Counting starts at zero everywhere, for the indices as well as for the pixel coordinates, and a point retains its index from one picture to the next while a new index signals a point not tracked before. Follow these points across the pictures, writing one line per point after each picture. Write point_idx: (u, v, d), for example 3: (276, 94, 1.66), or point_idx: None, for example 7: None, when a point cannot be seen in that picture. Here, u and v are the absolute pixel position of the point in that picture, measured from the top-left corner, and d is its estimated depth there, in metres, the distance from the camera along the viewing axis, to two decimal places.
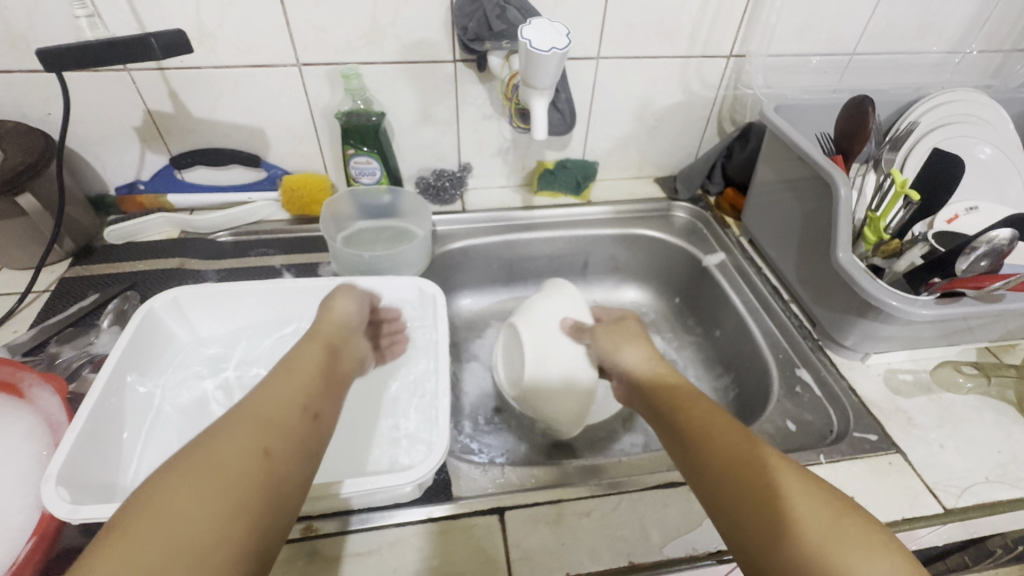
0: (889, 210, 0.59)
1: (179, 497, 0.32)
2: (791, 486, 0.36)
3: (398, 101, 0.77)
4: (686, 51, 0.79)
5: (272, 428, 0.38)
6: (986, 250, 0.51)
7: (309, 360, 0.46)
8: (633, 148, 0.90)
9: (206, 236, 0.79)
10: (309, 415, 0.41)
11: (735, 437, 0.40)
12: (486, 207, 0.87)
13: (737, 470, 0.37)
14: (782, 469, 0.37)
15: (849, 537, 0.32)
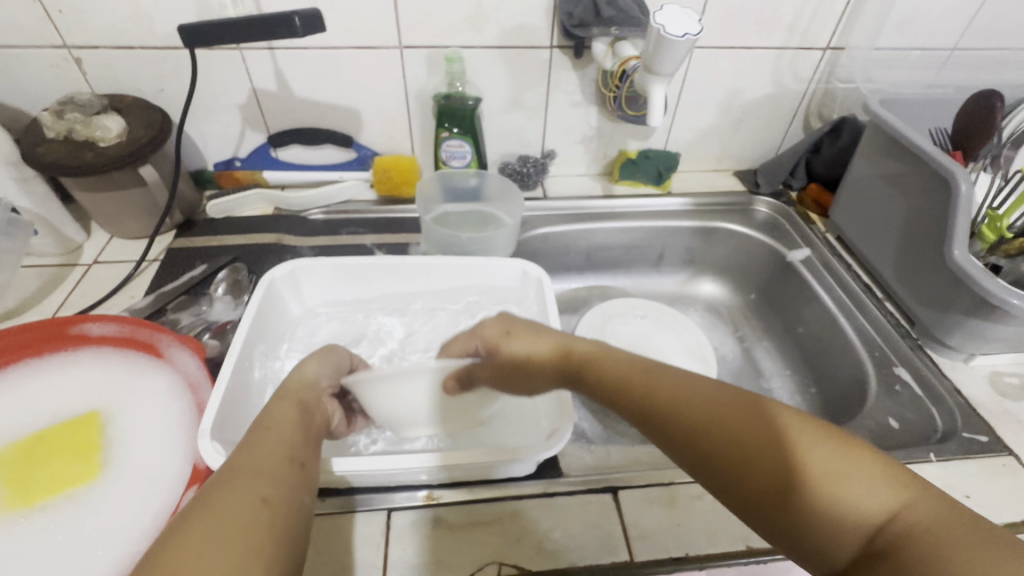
0: (1012, 209, 0.59)
1: (208, 524, 0.29)
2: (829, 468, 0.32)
3: (491, 86, 0.78)
4: (783, 42, 0.78)
5: (270, 469, 0.34)
6: None
7: (284, 408, 0.40)
8: (715, 140, 0.89)
9: (298, 214, 0.81)
10: (296, 462, 0.36)
11: (754, 421, 0.34)
12: (568, 195, 0.88)
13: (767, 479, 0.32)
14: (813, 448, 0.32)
15: (924, 509, 0.29)
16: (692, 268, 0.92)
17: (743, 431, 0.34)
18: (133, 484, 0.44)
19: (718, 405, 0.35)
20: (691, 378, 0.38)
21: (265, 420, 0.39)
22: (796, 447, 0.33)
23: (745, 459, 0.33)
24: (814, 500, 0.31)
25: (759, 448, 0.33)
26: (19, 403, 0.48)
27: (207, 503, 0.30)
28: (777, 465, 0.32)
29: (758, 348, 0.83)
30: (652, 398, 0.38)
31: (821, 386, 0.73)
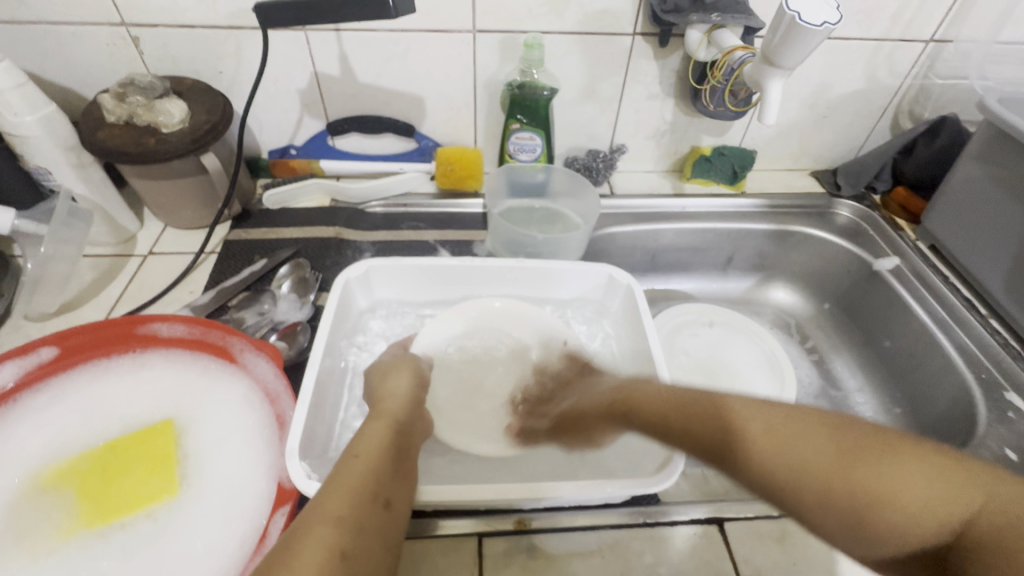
0: None
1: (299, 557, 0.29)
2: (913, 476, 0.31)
3: (565, 75, 0.73)
4: (883, 34, 0.72)
5: (359, 488, 0.35)
6: None
7: (371, 440, 0.40)
8: (795, 138, 0.84)
9: (356, 206, 0.77)
10: (379, 504, 0.35)
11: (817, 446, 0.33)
12: (636, 193, 0.83)
13: (819, 496, 0.32)
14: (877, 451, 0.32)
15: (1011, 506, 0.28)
16: (762, 273, 0.87)
17: (789, 445, 0.33)
18: (215, 503, 0.41)
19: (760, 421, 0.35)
20: (718, 399, 0.38)
21: (355, 441, 0.40)
22: (838, 454, 0.32)
23: (803, 481, 0.32)
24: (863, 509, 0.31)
25: (798, 469, 0.33)
26: (89, 409, 0.45)
27: (304, 520, 0.32)
28: (824, 476, 0.32)
29: (835, 360, 0.78)
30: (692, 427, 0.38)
31: (912, 406, 0.68)
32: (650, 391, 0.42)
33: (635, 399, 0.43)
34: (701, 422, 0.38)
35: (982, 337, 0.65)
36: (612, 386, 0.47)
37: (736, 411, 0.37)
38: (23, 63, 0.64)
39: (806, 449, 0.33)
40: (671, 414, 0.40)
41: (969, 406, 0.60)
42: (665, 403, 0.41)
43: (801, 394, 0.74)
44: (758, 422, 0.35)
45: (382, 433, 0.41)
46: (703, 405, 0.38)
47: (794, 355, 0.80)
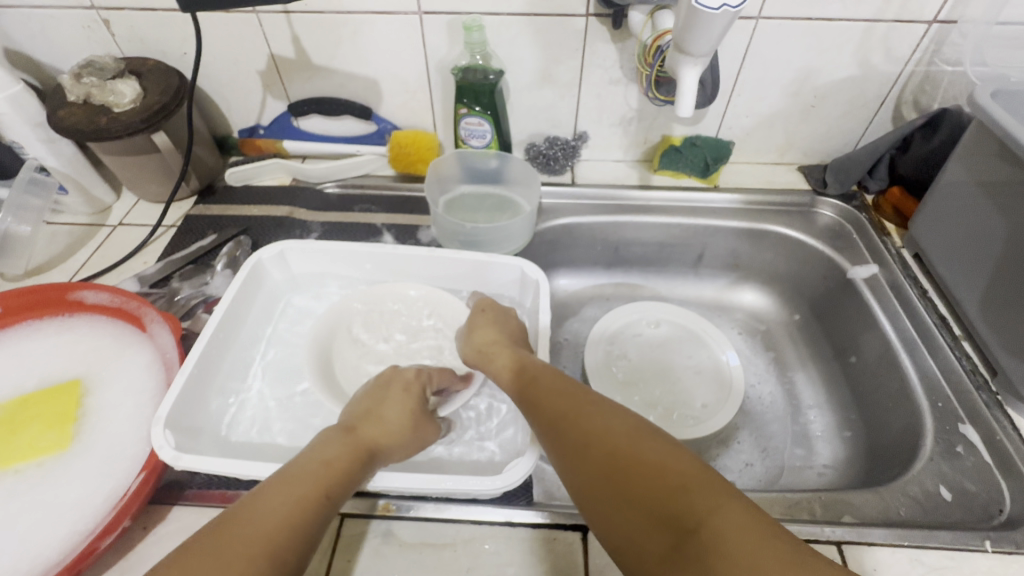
0: None
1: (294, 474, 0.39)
2: (706, 493, 0.34)
3: (518, 58, 0.70)
4: (875, 13, 0.64)
5: (302, 501, 0.37)
6: None
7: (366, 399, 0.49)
8: (779, 129, 0.77)
9: (315, 186, 0.79)
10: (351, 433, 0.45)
11: (647, 448, 0.38)
12: (598, 183, 0.80)
13: (628, 484, 0.36)
14: (687, 468, 0.36)
15: (751, 532, 0.31)
16: (734, 274, 0.82)
17: (652, 468, 0.36)
18: (99, 458, 0.44)
19: (628, 433, 0.39)
20: (609, 403, 0.43)
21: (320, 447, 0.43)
22: (655, 455, 0.37)
23: (652, 492, 0.35)
24: (655, 500, 0.35)
25: (614, 451, 0.38)
26: (16, 363, 0.50)
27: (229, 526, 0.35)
28: (652, 478, 0.36)
29: (798, 372, 0.73)
30: (572, 431, 0.41)
31: (866, 430, 0.63)
32: (553, 384, 0.46)
33: (534, 398, 0.46)
34: (583, 431, 0.41)
35: (949, 361, 0.58)
36: (522, 368, 0.49)
37: (617, 421, 0.41)
38: (11, 43, 0.70)
39: (653, 453, 0.37)
40: (561, 410, 0.43)
41: (917, 436, 0.55)
42: (559, 403, 0.44)
43: (751, 406, 0.70)
44: (627, 435, 0.39)
45: (346, 436, 0.44)
46: (592, 418, 0.41)
47: (754, 364, 0.75)
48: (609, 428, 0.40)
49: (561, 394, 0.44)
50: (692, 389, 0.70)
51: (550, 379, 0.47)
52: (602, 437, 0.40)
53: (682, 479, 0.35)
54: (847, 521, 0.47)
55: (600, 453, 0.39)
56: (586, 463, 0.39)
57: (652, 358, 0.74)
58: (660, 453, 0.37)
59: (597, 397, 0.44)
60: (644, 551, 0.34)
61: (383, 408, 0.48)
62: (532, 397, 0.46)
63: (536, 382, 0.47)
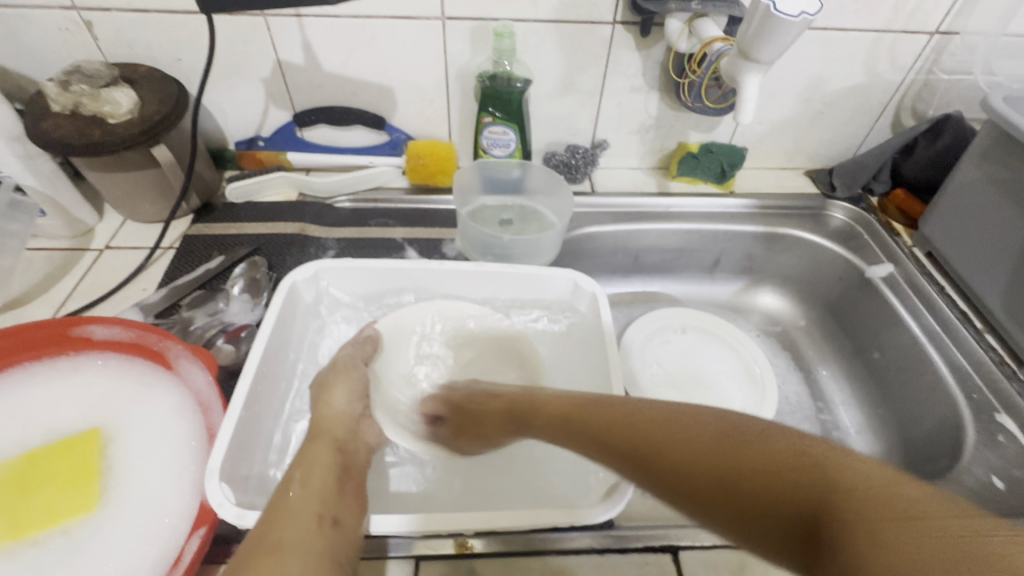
0: None
1: (290, 514, 0.35)
2: (852, 494, 0.26)
3: (542, 66, 0.69)
4: (885, 24, 0.67)
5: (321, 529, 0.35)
6: None
7: (332, 422, 0.45)
8: (788, 135, 0.79)
9: (325, 200, 0.74)
10: (333, 445, 0.43)
11: (780, 456, 0.30)
12: (618, 191, 0.79)
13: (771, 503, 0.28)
14: (830, 470, 0.28)
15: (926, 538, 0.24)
16: (750, 276, 0.83)
17: (862, 516, 0.25)
18: (135, 521, 0.39)
19: (728, 434, 0.32)
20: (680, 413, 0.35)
21: (286, 524, 0.34)
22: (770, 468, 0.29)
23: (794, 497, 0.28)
24: (812, 527, 0.27)
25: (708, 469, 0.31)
26: (13, 416, 0.43)
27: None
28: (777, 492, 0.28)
29: (820, 370, 0.75)
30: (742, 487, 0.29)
31: (898, 423, 0.65)
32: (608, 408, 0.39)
33: (645, 445, 0.35)
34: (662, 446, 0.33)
35: (977, 354, 0.61)
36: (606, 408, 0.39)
37: (699, 426, 0.33)
38: None
39: (770, 453, 0.30)
40: (662, 458, 0.33)
41: (957, 429, 0.57)
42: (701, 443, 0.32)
43: (782, 407, 0.71)
44: (804, 466, 0.29)
45: (314, 521, 0.35)
46: (733, 438, 0.31)
47: (778, 362, 0.77)
48: (700, 439, 0.32)
49: (612, 419, 0.38)
50: (728, 394, 0.70)
51: (596, 405, 0.40)
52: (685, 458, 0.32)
53: (902, 523, 0.25)
54: None
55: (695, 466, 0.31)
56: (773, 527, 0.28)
57: (685, 363, 0.73)
58: (779, 446, 0.30)
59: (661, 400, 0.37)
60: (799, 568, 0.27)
61: (334, 420, 0.45)
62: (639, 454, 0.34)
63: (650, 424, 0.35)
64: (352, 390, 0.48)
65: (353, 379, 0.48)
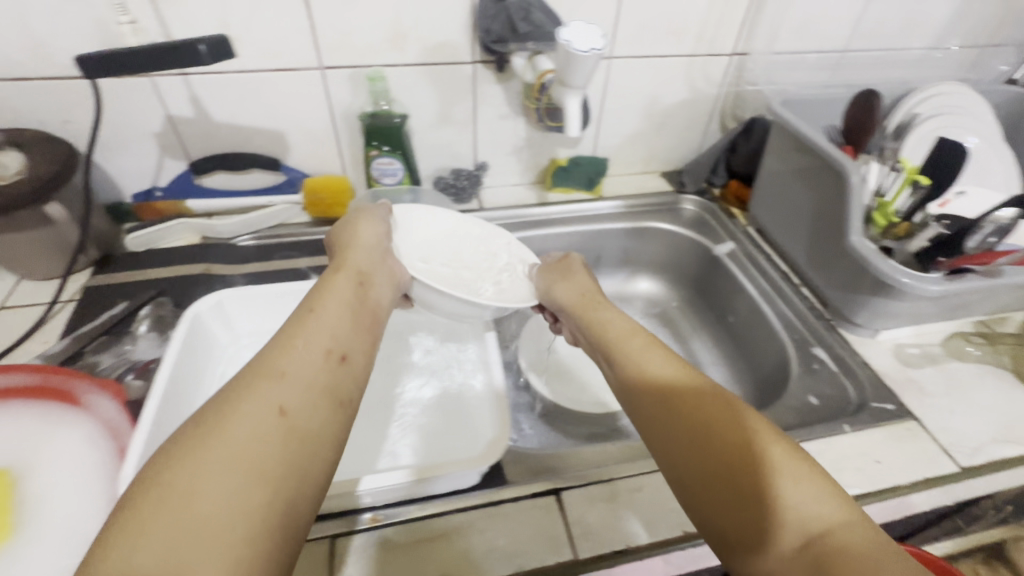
0: (897, 194, 0.63)
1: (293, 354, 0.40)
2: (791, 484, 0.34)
3: (418, 102, 0.78)
4: (692, 50, 0.82)
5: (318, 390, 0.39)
6: (993, 229, 0.54)
7: (361, 254, 0.56)
8: (641, 145, 0.93)
9: (228, 241, 0.79)
10: (357, 282, 0.52)
11: (740, 434, 0.37)
12: (504, 205, 0.89)
13: (726, 456, 0.36)
14: (796, 468, 0.35)
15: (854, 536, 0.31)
16: (628, 268, 0.95)
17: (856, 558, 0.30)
18: (52, 545, 0.42)
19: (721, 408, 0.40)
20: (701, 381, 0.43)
21: (294, 356, 0.40)
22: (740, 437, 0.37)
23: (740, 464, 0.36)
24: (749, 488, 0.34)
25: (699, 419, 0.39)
26: None
27: (229, 405, 0.35)
28: (729, 455, 0.36)
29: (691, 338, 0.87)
30: (753, 484, 0.35)
31: (751, 371, 0.78)
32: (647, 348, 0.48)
33: (658, 384, 0.44)
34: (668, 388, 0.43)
35: (796, 304, 0.75)
36: (652, 378, 0.44)
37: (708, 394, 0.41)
38: None
39: (747, 440, 0.37)
40: (671, 396, 0.42)
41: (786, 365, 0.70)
42: (745, 463, 0.36)
43: None
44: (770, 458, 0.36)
45: (323, 354, 0.42)
46: (721, 412, 0.39)
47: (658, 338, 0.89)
48: (698, 397, 0.41)
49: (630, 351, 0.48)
50: None
51: (645, 343, 0.49)
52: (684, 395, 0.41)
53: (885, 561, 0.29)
54: None
55: (694, 415, 0.40)
56: (745, 492, 0.35)
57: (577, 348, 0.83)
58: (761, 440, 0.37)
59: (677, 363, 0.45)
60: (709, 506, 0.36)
61: (363, 256, 0.56)
62: (665, 430, 0.41)
63: (687, 405, 0.41)
64: (377, 228, 0.60)
65: (374, 216, 0.61)
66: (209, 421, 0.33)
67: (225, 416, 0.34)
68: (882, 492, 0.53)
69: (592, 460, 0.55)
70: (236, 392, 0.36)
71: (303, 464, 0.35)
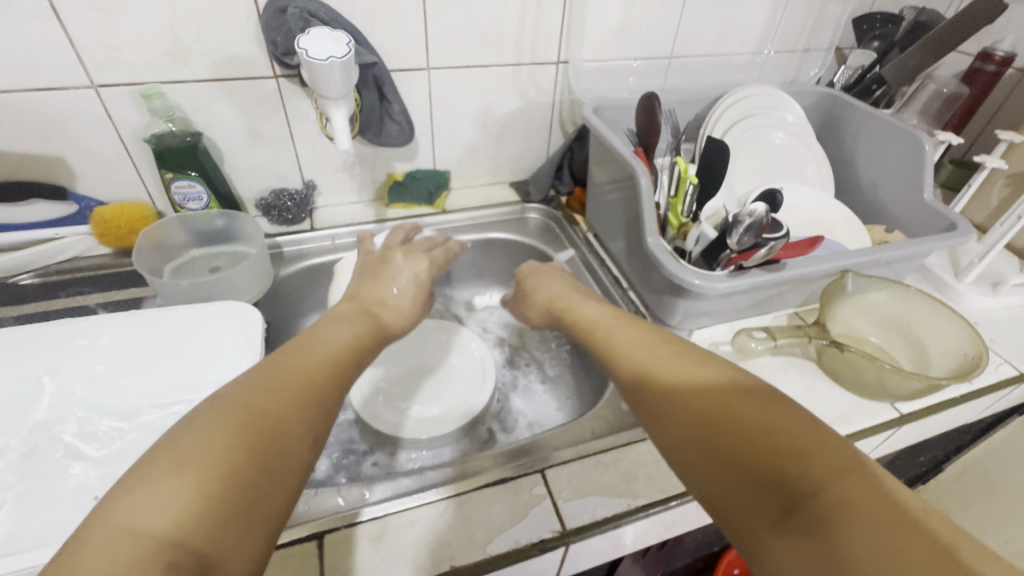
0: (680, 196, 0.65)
1: (306, 367, 0.41)
2: (815, 445, 0.33)
3: (220, 120, 0.73)
4: (515, 59, 0.82)
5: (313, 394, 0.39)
6: (749, 223, 0.58)
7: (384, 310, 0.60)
8: (484, 156, 0.92)
9: (6, 280, 0.71)
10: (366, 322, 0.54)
11: (756, 404, 0.36)
12: (338, 224, 0.85)
13: (736, 421, 0.35)
14: (811, 433, 0.34)
15: (864, 500, 0.29)
16: (482, 281, 0.93)
17: (873, 529, 0.27)
18: None
19: (722, 386, 0.39)
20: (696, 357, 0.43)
21: (301, 355, 0.42)
22: (755, 404, 0.36)
23: (757, 425, 0.35)
24: (764, 448, 0.33)
25: (705, 393, 0.39)
26: None
27: (256, 404, 0.35)
28: (738, 423, 0.35)
29: (539, 350, 0.86)
30: (777, 456, 0.33)
31: (589, 379, 0.76)
32: (631, 336, 0.49)
33: (650, 365, 0.44)
34: (666, 375, 0.42)
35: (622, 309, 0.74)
36: (635, 356, 0.46)
37: (709, 373, 0.40)
38: None
39: (759, 409, 0.36)
40: (669, 376, 0.42)
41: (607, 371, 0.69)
42: (745, 421, 0.35)
43: (505, 389, 0.80)
44: (792, 422, 0.34)
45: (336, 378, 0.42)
46: (721, 390, 0.38)
47: (509, 351, 0.86)
48: (702, 374, 0.40)
49: (625, 340, 0.49)
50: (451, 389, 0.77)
51: (628, 332, 0.50)
52: (672, 379, 0.41)
53: (894, 521, 0.27)
54: (554, 449, 0.56)
55: (696, 393, 0.39)
56: (768, 462, 0.33)
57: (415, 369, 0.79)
58: (781, 409, 0.35)
59: (668, 345, 0.46)
60: (717, 476, 0.35)
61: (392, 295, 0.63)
62: (666, 391, 0.41)
63: (688, 362, 0.42)
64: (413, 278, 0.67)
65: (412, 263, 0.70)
66: (237, 411, 0.34)
67: (245, 415, 0.34)
68: (667, 499, 0.52)
69: (369, 494, 0.51)
70: (253, 394, 0.36)
71: (284, 450, 0.34)
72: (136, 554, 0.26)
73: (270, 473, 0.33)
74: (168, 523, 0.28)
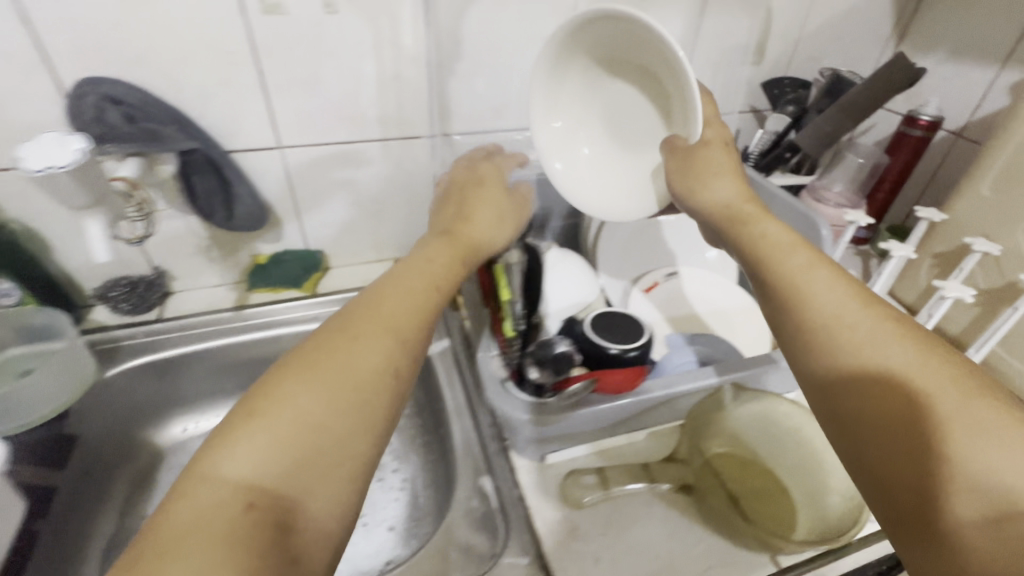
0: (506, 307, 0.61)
1: (393, 302, 0.41)
2: (961, 445, 0.28)
3: (41, 209, 0.67)
4: (381, 134, 0.76)
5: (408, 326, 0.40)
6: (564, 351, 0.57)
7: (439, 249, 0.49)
8: (363, 233, 0.85)
9: None
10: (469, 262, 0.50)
11: (902, 399, 0.31)
12: (190, 312, 0.78)
13: (893, 402, 0.31)
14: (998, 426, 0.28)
15: None
16: None
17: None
18: None
19: (915, 354, 0.32)
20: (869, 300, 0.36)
21: (393, 297, 0.42)
22: (953, 385, 0.30)
23: (910, 412, 0.30)
24: (926, 441, 0.29)
25: (867, 364, 0.33)
26: None
27: (293, 367, 0.35)
28: (875, 403, 0.32)
29: (408, 454, 0.76)
30: (909, 457, 0.29)
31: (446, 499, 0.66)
32: (796, 266, 0.39)
33: (795, 306, 0.37)
34: (818, 320, 0.36)
35: (480, 419, 0.65)
36: (826, 305, 0.36)
37: (893, 338, 0.33)
38: None
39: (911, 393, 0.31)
40: (835, 321, 0.35)
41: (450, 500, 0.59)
42: (912, 406, 0.30)
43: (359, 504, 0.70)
44: (957, 406, 0.30)
45: (422, 307, 0.42)
46: (877, 359, 0.33)
47: None
48: (878, 328, 0.33)
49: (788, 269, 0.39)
50: None
51: (801, 257, 0.39)
52: (815, 322, 0.36)
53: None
54: None
55: (843, 352, 0.34)
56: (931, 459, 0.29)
57: None
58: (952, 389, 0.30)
59: (840, 278, 0.37)
60: (853, 444, 0.32)
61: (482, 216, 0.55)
62: (825, 333, 0.35)
63: (878, 314, 0.34)
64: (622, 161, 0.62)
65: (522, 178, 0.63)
66: (311, 356, 0.36)
67: (277, 368, 0.35)
68: None
69: None
70: (303, 355, 0.36)
71: (378, 393, 0.35)
72: (220, 499, 0.28)
73: (345, 427, 0.33)
74: (239, 498, 0.28)
